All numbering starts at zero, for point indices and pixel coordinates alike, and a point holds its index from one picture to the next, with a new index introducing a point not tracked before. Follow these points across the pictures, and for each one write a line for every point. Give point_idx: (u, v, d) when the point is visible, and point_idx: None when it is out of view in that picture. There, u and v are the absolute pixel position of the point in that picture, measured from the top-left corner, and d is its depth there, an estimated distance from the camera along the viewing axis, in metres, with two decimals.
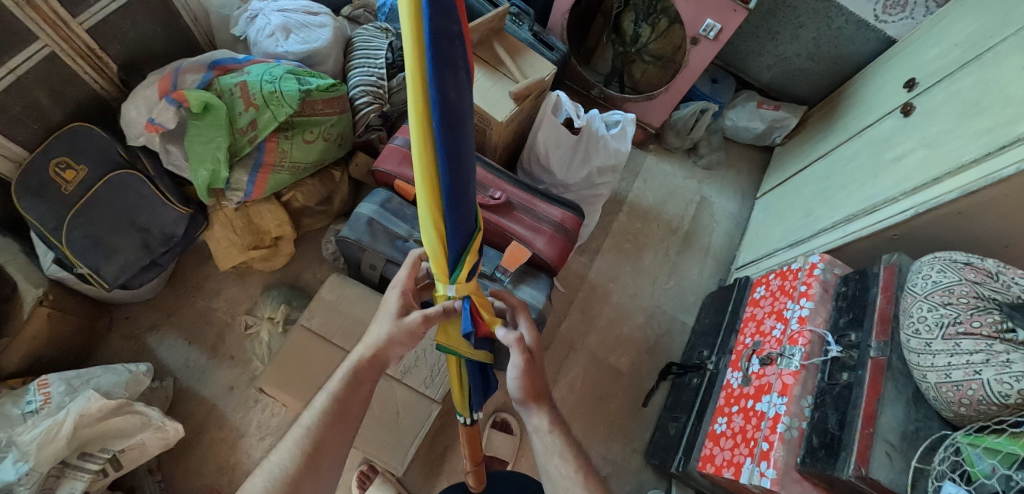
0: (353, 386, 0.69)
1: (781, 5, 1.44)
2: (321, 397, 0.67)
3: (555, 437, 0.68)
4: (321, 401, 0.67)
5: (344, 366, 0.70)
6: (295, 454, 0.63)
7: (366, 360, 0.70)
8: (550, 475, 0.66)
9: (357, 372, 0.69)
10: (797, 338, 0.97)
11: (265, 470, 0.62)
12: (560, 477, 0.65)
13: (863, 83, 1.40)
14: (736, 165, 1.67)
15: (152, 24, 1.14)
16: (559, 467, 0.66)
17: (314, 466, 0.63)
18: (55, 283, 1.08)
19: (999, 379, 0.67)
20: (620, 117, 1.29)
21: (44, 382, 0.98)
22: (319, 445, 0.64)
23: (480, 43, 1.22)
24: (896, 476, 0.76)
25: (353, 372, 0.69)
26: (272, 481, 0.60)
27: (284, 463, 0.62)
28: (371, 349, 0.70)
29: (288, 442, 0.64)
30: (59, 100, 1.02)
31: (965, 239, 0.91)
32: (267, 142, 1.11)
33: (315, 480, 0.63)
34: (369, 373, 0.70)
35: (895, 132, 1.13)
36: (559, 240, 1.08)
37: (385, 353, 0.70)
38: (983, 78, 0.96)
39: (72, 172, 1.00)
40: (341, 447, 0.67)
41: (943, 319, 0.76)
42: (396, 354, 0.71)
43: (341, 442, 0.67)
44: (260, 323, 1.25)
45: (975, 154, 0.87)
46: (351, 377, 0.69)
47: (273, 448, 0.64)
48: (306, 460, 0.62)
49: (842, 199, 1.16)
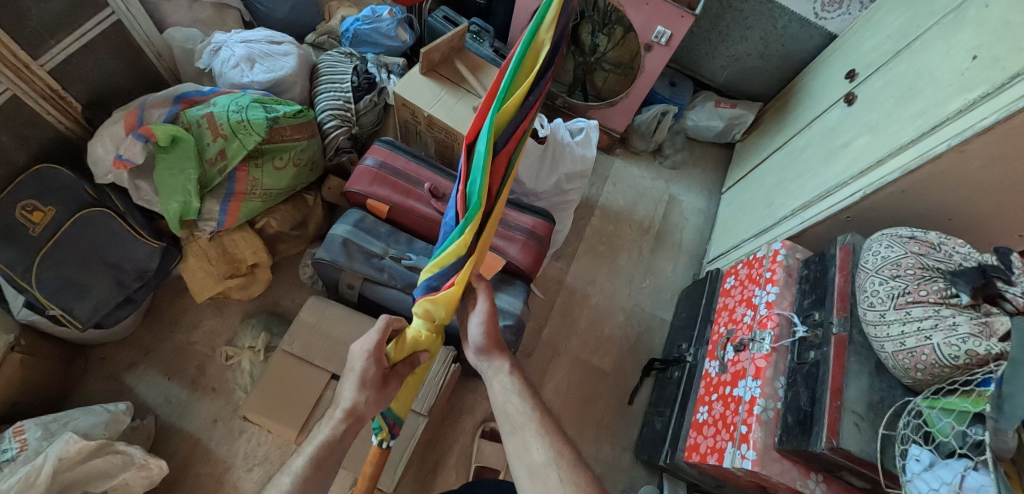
0: (334, 444, 0.71)
1: (727, 9, 1.51)
2: (301, 458, 0.70)
3: (512, 377, 0.73)
4: (300, 461, 0.70)
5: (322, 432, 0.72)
6: None
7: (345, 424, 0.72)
8: (509, 414, 0.70)
9: (338, 437, 0.72)
10: (766, 322, 1.01)
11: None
12: (517, 415, 0.70)
13: (810, 77, 1.47)
14: (700, 163, 1.73)
15: (114, 63, 1.15)
16: (517, 405, 0.70)
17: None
18: (27, 327, 1.07)
19: (948, 342, 0.72)
20: (584, 124, 1.34)
21: (20, 429, 0.96)
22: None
23: (442, 62, 1.25)
24: (865, 445, 0.80)
25: (331, 434, 0.71)
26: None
27: None
28: (345, 410, 0.71)
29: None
30: (24, 143, 1.02)
31: (911, 215, 0.97)
32: (238, 172, 1.12)
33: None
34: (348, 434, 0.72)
35: (841, 121, 1.19)
36: (532, 247, 1.10)
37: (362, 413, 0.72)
38: (912, 65, 1.03)
39: (39, 214, 0.99)
40: None
41: (894, 291, 0.80)
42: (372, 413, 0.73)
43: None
44: (241, 353, 1.24)
45: (912, 134, 0.93)
46: (331, 439, 0.72)
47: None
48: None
49: (798, 187, 1.21)
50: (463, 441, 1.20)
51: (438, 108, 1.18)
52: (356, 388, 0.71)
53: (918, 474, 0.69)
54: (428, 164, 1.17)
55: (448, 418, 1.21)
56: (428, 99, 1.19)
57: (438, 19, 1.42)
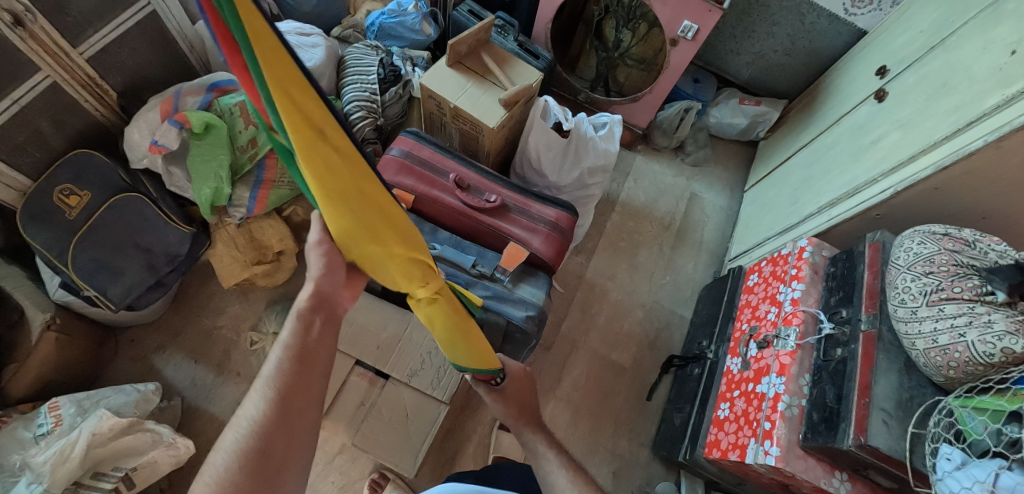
0: (307, 330, 0.63)
1: (755, 5, 1.50)
2: (276, 348, 0.61)
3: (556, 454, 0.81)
4: (277, 350, 0.61)
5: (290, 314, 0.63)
6: (247, 436, 0.55)
7: (312, 299, 0.64)
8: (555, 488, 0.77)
9: (308, 316, 0.63)
10: (792, 319, 1.00)
11: (234, 424, 0.56)
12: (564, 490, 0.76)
13: (838, 74, 1.45)
14: (722, 161, 1.72)
15: (149, 53, 1.18)
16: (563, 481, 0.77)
17: (285, 419, 0.57)
18: (62, 308, 1.10)
19: (983, 340, 0.71)
20: (607, 118, 1.32)
21: (55, 405, 0.99)
22: (286, 392, 0.59)
23: (468, 54, 1.26)
24: (894, 442, 0.78)
25: (299, 318, 0.63)
26: (243, 434, 0.55)
27: (230, 446, 0.55)
28: (310, 287, 0.64)
29: (252, 396, 0.58)
30: (62, 129, 1.05)
31: (944, 213, 0.95)
32: (267, 159, 1.16)
33: (294, 435, 0.57)
34: (318, 315, 0.64)
35: (871, 118, 1.17)
36: (555, 239, 1.10)
37: (328, 288, 0.65)
38: (948, 61, 1.01)
39: (76, 198, 1.02)
40: (309, 430, 0.59)
41: (926, 287, 0.79)
42: (339, 288, 0.66)
43: (307, 426, 0.59)
44: (266, 339, 1.26)
45: (947, 130, 0.91)
46: (300, 316, 0.63)
47: (238, 407, 0.58)
48: (274, 410, 0.57)
49: (824, 185, 1.20)
50: (482, 431, 1.20)
51: (464, 100, 1.19)
52: (315, 258, 0.63)
53: (950, 473, 0.67)
54: (453, 155, 1.17)
55: (468, 408, 1.22)
56: (454, 91, 1.20)
57: (464, 12, 1.43)
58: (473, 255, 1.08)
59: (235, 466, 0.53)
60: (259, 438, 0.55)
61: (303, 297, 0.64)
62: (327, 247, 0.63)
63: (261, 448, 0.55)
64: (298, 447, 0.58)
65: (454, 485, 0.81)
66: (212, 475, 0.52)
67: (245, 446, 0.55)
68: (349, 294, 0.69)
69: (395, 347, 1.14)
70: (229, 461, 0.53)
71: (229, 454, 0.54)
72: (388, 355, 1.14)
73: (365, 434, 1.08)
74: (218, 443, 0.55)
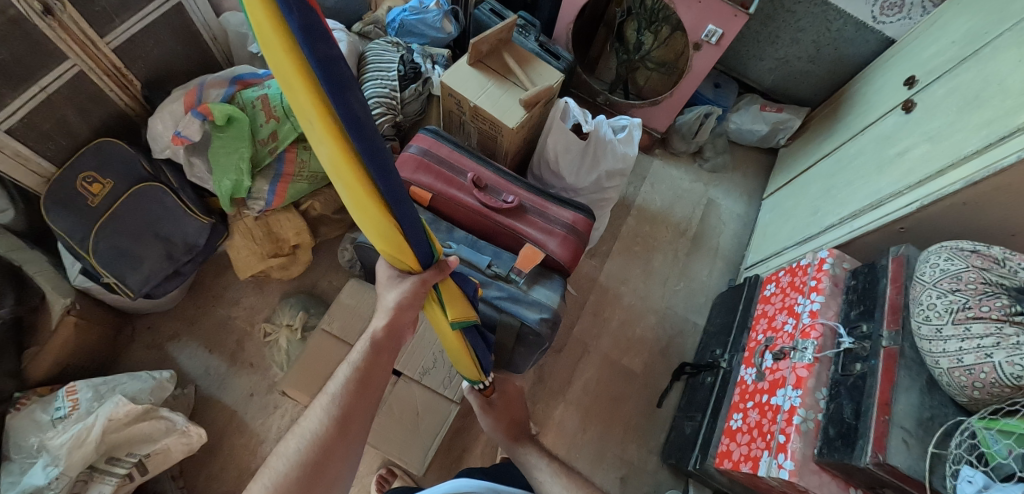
0: (374, 357, 0.70)
1: (780, 10, 1.48)
2: (345, 369, 0.69)
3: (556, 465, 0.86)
4: (345, 371, 0.69)
5: (363, 340, 0.71)
6: (306, 446, 0.60)
7: (383, 331, 0.71)
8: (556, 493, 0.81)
9: (375, 346, 0.71)
10: (810, 331, 0.98)
11: (297, 433, 0.61)
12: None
13: (864, 83, 1.43)
14: (741, 167, 1.70)
15: (175, 44, 1.19)
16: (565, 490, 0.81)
17: (343, 437, 0.62)
18: (82, 293, 1.12)
19: (1010, 361, 0.69)
20: (626, 122, 1.31)
21: (72, 389, 1.00)
22: (346, 411, 0.64)
23: (490, 53, 1.25)
24: (913, 462, 0.77)
25: (371, 345, 0.70)
26: (305, 445, 0.60)
27: (292, 449, 0.59)
28: (386, 320, 0.71)
29: (317, 410, 0.63)
30: (87, 118, 1.06)
31: (971, 229, 0.93)
32: (287, 153, 1.17)
33: (345, 449, 0.62)
34: (385, 348, 0.72)
35: (898, 128, 1.15)
36: (571, 242, 1.09)
37: (399, 323, 0.72)
38: (980, 73, 0.99)
39: (99, 185, 1.04)
40: (354, 454, 0.63)
41: (952, 305, 0.78)
42: (407, 321, 0.73)
43: (354, 451, 0.63)
44: (279, 331, 1.27)
45: (977, 145, 0.89)
46: (370, 345, 0.70)
47: (300, 420, 0.63)
48: (334, 427, 0.62)
49: (847, 196, 1.18)
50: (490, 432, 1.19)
51: (484, 99, 1.19)
52: (396, 294, 0.70)
53: None
54: (472, 155, 1.17)
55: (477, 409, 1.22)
56: (475, 90, 1.20)
57: (485, 11, 1.42)
58: (488, 256, 1.07)
59: (293, 473, 0.57)
60: (319, 451, 0.60)
61: (376, 327, 0.71)
62: (411, 288, 0.69)
63: (318, 461, 0.59)
64: (345, 464, 0.62)
65: (463, 481, 0.80)
66: (272, 479, 0.56)
67: (305, 457, 0.59)
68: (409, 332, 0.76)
69: (408, 345, 1.14)
70: (290, 468, 0.57)
71: (289, 462, 0.58)
72: (401, 353, 1.14)
73: (375, 431, 1.08)
74: (280, 450, 0.59)
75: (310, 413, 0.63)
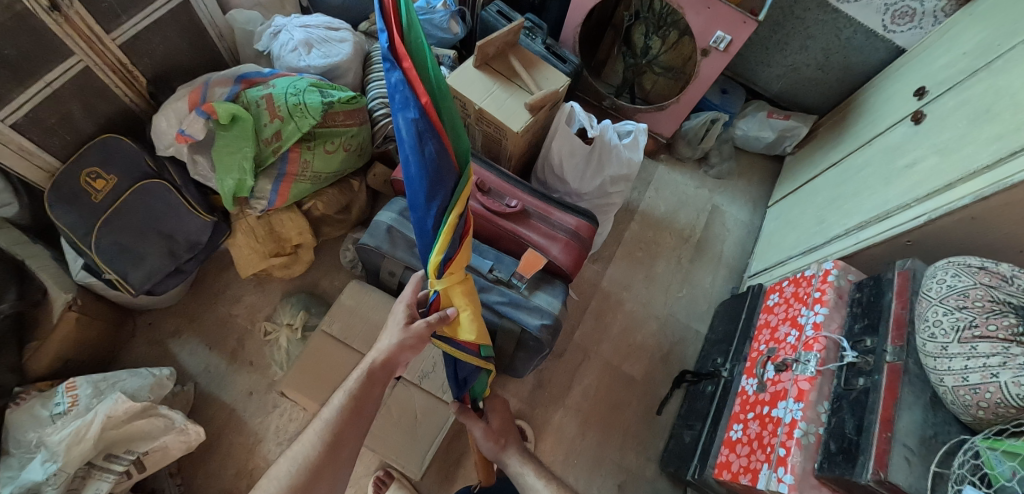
0: (367, 387, 0.76)
1: (790, 17, 1.46)
2: (339, 395, 0.75)
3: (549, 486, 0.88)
4: (340, 398, 0.75)
5: (359, 368, 0.78)
6: (297, 469, 0.67)
7: (378, 364, 0.77)
8: None
9: (368, 378, 0.76)
10: (813, 344, 0.97)
11: (289, 456, 0.69)
12: None
13: (873, 92, 1.42)
14: (746, 174, 1.68)
15: (181, 40, 1.18)
16: None
17: (331, 460, 0.70)
18: (84, 289, 1.12)
19: (1016, 382, 0.68)
20: (632, 126, 1.29)
21: (72, 384, 1.00)
22: (336, 438, 0.71)
23: (496, 56, 1.24)
24: (914, 480, 0.76)
25: (366, 375, 0.76)
26: (296, 468, 0.68)
27: (285, 470, 0.67)
28: (383, 355, 0.77)
29: (310, 435, 0.71)
30: (92, 113, 1.06)
31: (978, 244, 0.92)
32: (291, 152, 1.15)
33: (335, 473, 0.70)
34: (379, 379, 0.77)
35: (906, 140, 1.14)
36: (574, 247, 1.09)
37: (395, 360, 0.78)
38: (993, 86, 0.98)
39: (103, 181, 1.04)
40: (340, 478, 0.71)
41: (959, 323, 0.76)
42: (404, 359, 0.79)
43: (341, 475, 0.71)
44: (279, 330, 1.27)
45: (988, 159, 0.88)
46: (365, 376, 0.76)
47: (293, 443, 0.71)
48: (326, 451, 0.70)
49: (854, 206, 1.17)
50: None
51: (489, 102, 1.18)
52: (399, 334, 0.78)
53: None
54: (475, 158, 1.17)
55: None
56: (480, 92, 1.19)
57: (492, 13, 1.42)
58: (490, 259, 1.07)
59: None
60: (308, 475, 0.67)
61: (372, 359, 0.77)
62: (418, 329, 0.77)
63: (306, 485, 0.67)
64: (332, 486, 0.69)
65: None
66: None
67: (295, 480, 0.67)
68: (403, 366, 0.82)
69: None
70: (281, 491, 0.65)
71: (281, 483, 0.66)
72: None
73: (374, 433, 1.08)
74: (274, 470, 0.68)
75: (303, 438, 0.71)
